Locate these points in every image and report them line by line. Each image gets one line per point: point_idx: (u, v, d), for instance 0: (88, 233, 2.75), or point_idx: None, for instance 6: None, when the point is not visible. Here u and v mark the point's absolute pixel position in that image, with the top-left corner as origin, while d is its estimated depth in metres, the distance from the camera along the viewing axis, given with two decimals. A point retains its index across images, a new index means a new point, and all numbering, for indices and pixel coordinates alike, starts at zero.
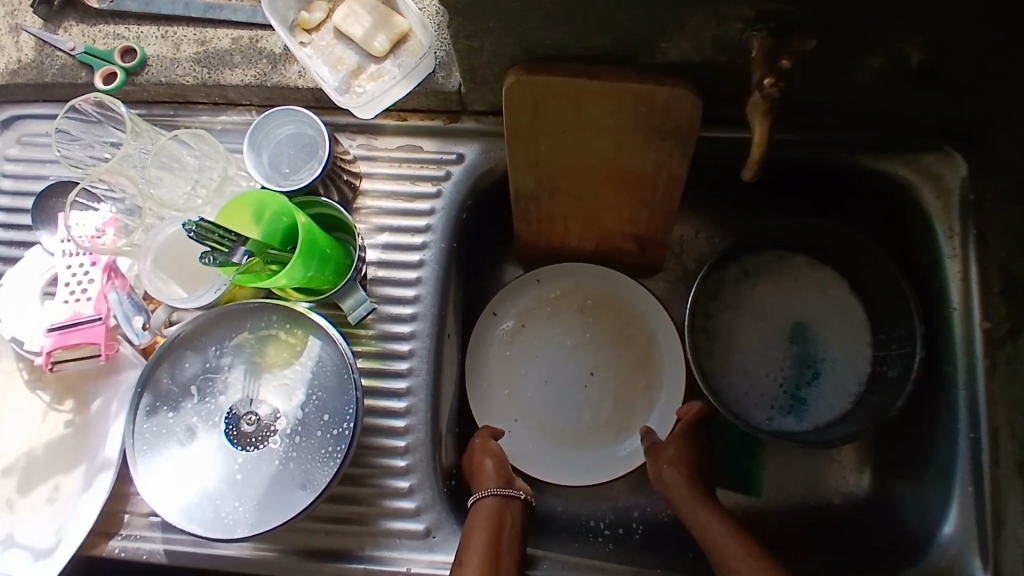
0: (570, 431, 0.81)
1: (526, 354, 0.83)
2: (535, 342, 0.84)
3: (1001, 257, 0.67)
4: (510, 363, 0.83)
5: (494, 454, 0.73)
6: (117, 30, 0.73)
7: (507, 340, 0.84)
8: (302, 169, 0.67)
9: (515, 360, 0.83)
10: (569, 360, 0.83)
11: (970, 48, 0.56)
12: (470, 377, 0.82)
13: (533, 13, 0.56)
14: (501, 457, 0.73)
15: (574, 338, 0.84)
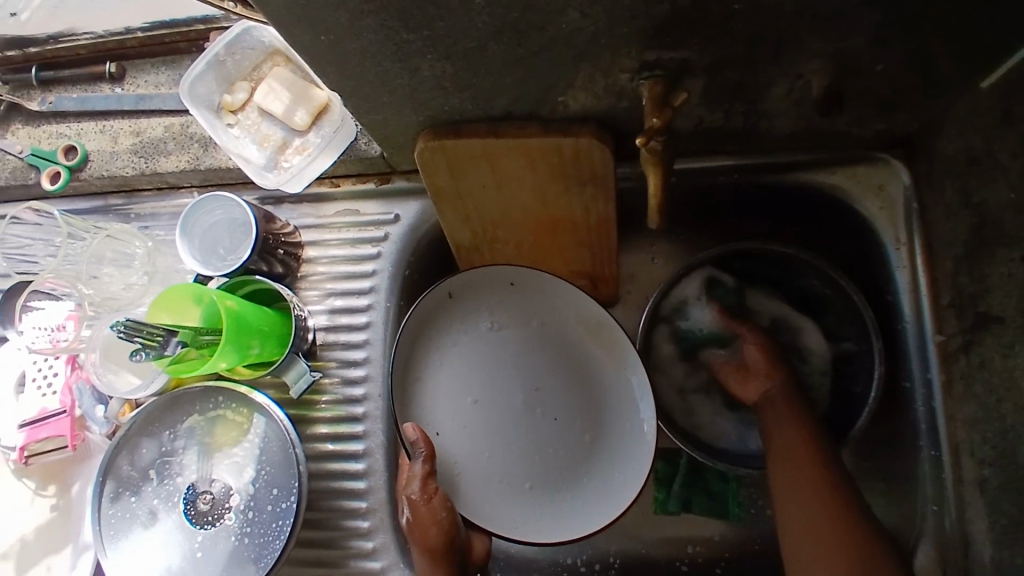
0: (503, 490, 0.68)
1: (458, 385, 0.70)
2: (470, 365, 0.70)
3: (947, 267, 0.64)
4: (444, 393, 0.69)
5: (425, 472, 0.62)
6: (60, 129, 0.76)
7: (433, 370, 0.69)
8: (239, 247, 0.70)
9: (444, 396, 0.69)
10: (527, 401, 0.70)
11: (872, 72, 0.54)
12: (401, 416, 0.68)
13: (420, 87, 0.55)
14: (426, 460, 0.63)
15: (529, 369, 0.70)
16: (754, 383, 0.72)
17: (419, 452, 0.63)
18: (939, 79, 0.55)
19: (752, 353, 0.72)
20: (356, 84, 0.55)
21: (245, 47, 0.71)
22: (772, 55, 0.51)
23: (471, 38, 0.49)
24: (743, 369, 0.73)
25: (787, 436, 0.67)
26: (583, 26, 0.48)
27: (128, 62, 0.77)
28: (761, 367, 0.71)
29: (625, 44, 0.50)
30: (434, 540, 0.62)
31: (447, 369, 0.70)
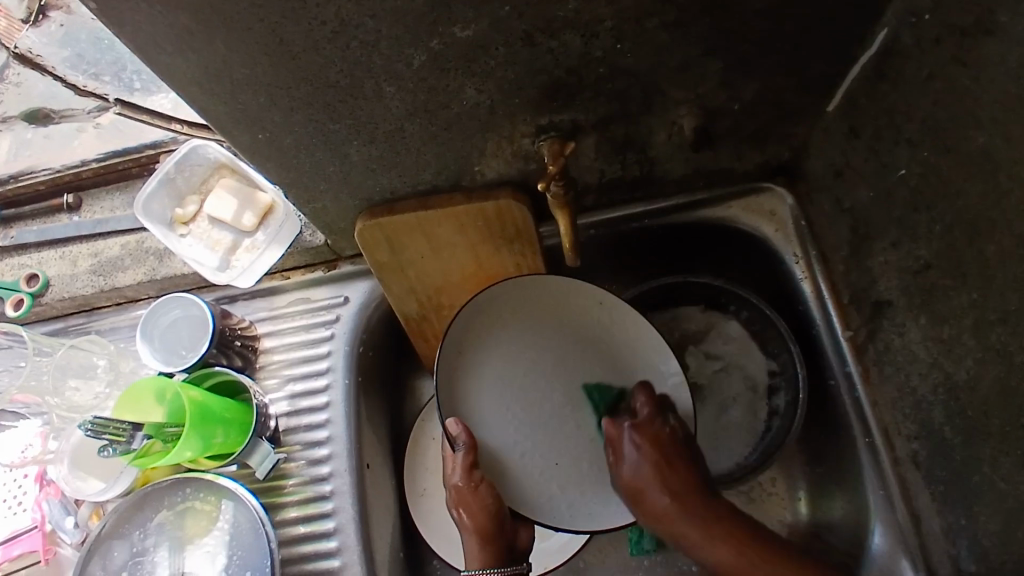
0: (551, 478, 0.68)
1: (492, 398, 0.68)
2: (500, 378, 0.69)
3: (841, 270, 0.71)
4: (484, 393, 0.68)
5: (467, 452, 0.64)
6: (21, 260, 0.81)
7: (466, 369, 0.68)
8: (198, 343, 0.74)
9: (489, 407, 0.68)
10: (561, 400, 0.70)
11: (732, 112, 0.63)
12: (407, 464, 0.85)
13: (351, 171, 0.63)
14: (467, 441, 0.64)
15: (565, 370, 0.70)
16: (648, 441, 0.64)
17: (460, 443, 0.64)
18: (789, 111, 0.65)
19: (609, 429, 0.66)
20: (294, 176, 0.62)
21: (193, 164, 0.78)
22: (645, 105, 0.60)
23: (387, 121, 0.57)
24: (654, 422, 0.65)
25: (634, 479, 0.63)
26: (481, 100, 0.56)
27: (85, 192, 0.83)
28: (676, 455, 0.63)
29: (519, 111, 0.59)
30: (475, 525, 0.63)
31: (480, 370, 0.69)
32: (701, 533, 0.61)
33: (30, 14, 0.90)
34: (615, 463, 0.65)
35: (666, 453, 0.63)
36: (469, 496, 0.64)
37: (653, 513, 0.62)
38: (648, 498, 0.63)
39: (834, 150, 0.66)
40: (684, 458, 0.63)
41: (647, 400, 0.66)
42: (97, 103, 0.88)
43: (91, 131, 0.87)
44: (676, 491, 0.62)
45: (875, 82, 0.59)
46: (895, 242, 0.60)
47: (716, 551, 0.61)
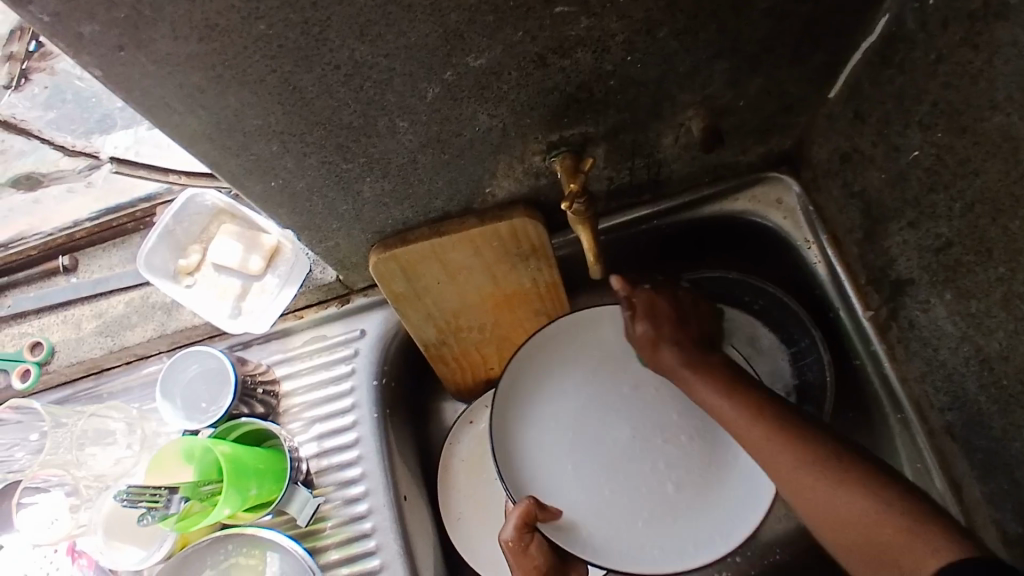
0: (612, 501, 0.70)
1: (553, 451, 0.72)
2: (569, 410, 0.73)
3: (855, 252, 0.72)
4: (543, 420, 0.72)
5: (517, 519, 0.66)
6: (21, 329, 0.79)
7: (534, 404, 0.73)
8: (220, 396, 0.72)
9: (563, 459, 0.72)
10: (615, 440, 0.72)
11: (737, 110, 0.64)
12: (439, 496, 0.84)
13: (364, 207, 0.62)
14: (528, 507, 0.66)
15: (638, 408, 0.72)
16: (643, 311, 0.69)
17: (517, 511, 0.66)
18: (792, 101, 0.65)
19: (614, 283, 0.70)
20: (306, 218, 0.61)
21: (191, 213, 0.77)
22: (654, 111, 0.60)
23: (400, 155, 0.56)
24: (660, 319, 0.69)
25: (666, 342, 0.68)
26: (493, 124, 0.55)
27: (80, 253, 0.80)
28: (694, 335, 0.70)
29: (531, 130, 0.58)
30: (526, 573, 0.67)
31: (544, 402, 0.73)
32: (750, 422, 0.61)
33: (10, 79, 0.82)
34: (633, 301, 0.70)
35: (659, 325, 0.69)
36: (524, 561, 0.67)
37: (721, 413, 0.63)
38: (658, 354, 0.68)
39: (841, 135, 0.67)
40: (689, 324, 0.70)
41: (658, 313, 0.69)
42: (87, 163, 0.85)
43: (85, 192, 0.84)
44: (721, 387, 0.64)
45: (878, 66, 0.59)
46: (913, 222, 0.61)
47: (760, 441, 0.59)
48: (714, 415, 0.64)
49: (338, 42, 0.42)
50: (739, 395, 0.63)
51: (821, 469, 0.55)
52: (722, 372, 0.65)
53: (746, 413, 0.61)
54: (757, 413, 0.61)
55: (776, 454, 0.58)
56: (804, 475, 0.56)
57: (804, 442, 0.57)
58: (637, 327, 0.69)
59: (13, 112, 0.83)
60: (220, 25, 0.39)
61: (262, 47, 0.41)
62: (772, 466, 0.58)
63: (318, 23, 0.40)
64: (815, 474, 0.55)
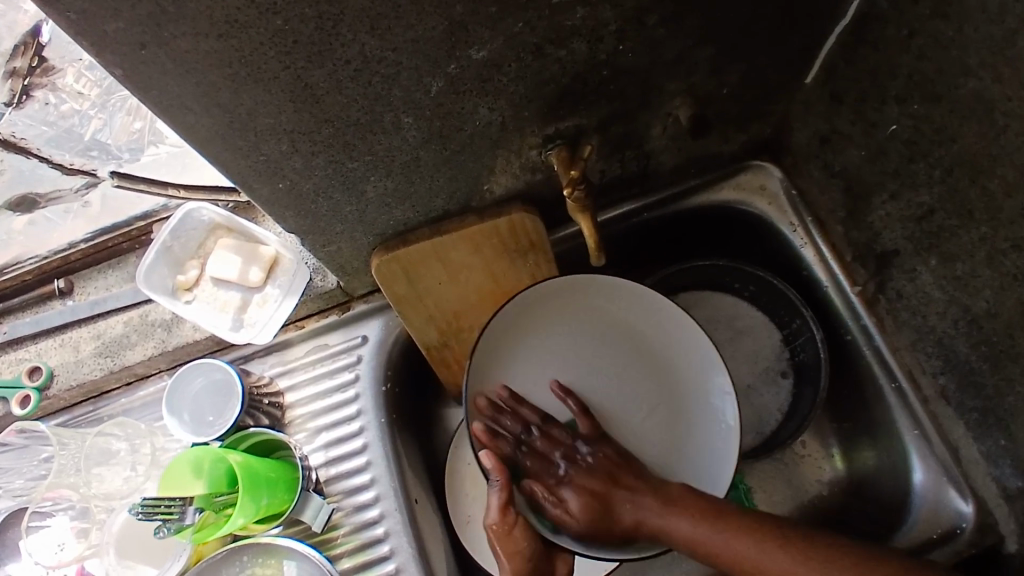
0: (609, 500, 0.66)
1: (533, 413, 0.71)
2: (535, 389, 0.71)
3: (840, 232, 0.75)
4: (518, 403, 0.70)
5: (498, 488, 0.62)
6: (18, 355, 0.78)
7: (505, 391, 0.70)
8: (226, 408, 0.71)
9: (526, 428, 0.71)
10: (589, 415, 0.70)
11: (721, 98, 0.67)
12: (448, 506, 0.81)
13: (368, 207, 0.63)
14: (497, 468, 0.62)
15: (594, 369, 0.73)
16: (568, 489, 0.64)
17: (494, 478, 0.62)
18: (770, 89, 0.69)
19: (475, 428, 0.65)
20: (311, 221, 0.62)
21: (188, 229, 0.77)
22: (644, 101, 0.63)
23: (404, 152, 0.57)
24: (615, 377, 0.70)
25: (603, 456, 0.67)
26: (493, 118, 0.57)
27: (75, 275, 0.80)
28: (564, 436, 0.68)
29: (529, 124, 0.60)
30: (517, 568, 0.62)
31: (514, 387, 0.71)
32: (709, 528, 0.60)
33: (12, 95, 0.81)
34: (501, 448, 0.66)
35: (570, 489, 0.64)
36: (513, 547, 0.62)
37: (672, 530, 0.61)
38: (616, 514, 0.63)
39: (818, 119, 0.70)
40: (570, 438, 0.68)
41: (573, 423, 0.69)
42: (84, 180, 0.83)
43: (79, 211, 0.82)
44: (658, 504, 0.63)
45: (851, 47, 0.63)
46: (894, 193, 0.64)
47: (727, 541, 0.59)
48: (691, 546, 0.60)
49: (351, 36, 0.44)
50: (702, 497, 0.62)
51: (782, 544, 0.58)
52: (688, 497, 0.63)
53: (710, 508, 0.61)
54: (706, 510, 0.61)
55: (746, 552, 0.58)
56: None
57: (809, 548, 0.58)
58: (564, 499, 0.64)
59: (13, 130, 0.81)
60: (239, 21, 0.40)
61: (278, 43, 0.43)
62: (735, 565, 0.59)
63: (332, 18, 0.42)
64: (806, 556, 0.58)
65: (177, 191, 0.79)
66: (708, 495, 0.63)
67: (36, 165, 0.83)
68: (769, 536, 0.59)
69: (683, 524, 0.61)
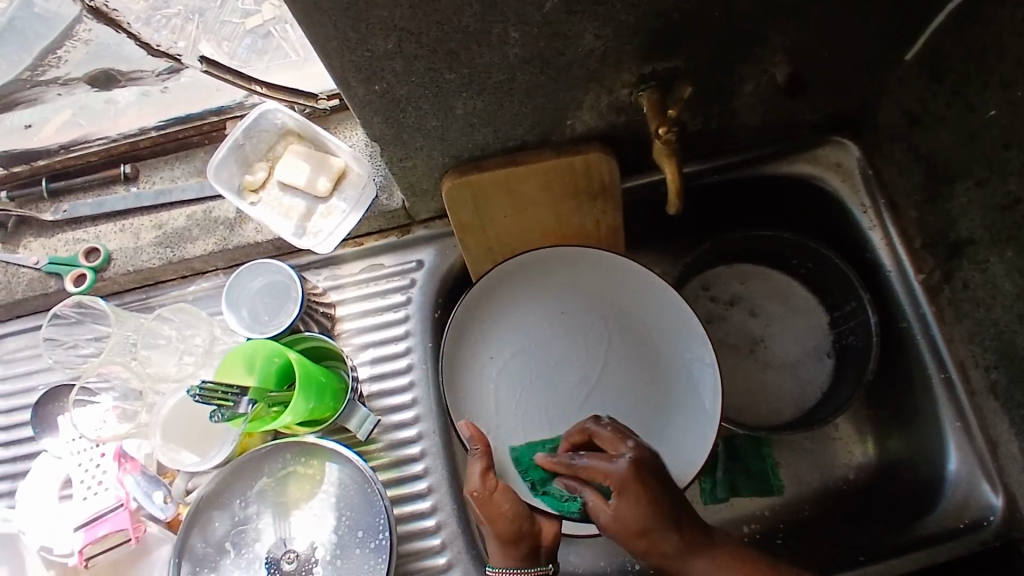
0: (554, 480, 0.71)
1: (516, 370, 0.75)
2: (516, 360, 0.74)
3: (912, 217, 0.74)
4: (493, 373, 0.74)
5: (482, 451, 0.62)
6: (77, 235, 0.79)
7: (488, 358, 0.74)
8: (280, 312, 0.72)
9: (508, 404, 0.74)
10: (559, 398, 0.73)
11: (819, 61, 0.66)
12: None
13: (451, 125, 0.63)
14: (477, 437, 0.62)
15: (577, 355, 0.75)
16: (616, 483, 0.56)
17: (475, 443, 0.62)
18: (869, 60, 0.67)
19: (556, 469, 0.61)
20: (395, 131, 0.62)
21: (260, 131, 0.76)
22: (744, 53, 0.62)
23: (501, 70, 0.57)
24: (619, 435, 0.60)
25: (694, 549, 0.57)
26: (596, 47, 0.56)
27: (141, 163, 0.80)
28: (611, 440, 0.60)
29: (627, 59, 0.59)
30: (503, 530, 0.61)
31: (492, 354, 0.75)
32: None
33: None
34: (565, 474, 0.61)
35: (650, 506, 0.55)
36: (497, 511, 0.61)
37: (684, 568, 0.56)
38: (651, 536, 0.55)
39: (911, 97, 0.69)
40: (666, 494, 0.56)
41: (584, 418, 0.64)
42: (166, 65, 0.77)
43: (157, 97, 0.79)
44: (685, 540, 0.56)
45: (962, 24, 0.61)
46: (981, 180, 0.63)
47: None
48: None
49: None
50: (747, 548, 0.59)
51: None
52: (723, 540, 0.58)
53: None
54: (749, 565, 0.57)
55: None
56: None
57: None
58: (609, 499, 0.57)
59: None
60: None
61: None
62: None
63: None
64: None
65: (260, 88, 0.76)
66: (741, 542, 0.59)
67: (119, 41, 0.75)
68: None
69: (719, 559, 0.57)
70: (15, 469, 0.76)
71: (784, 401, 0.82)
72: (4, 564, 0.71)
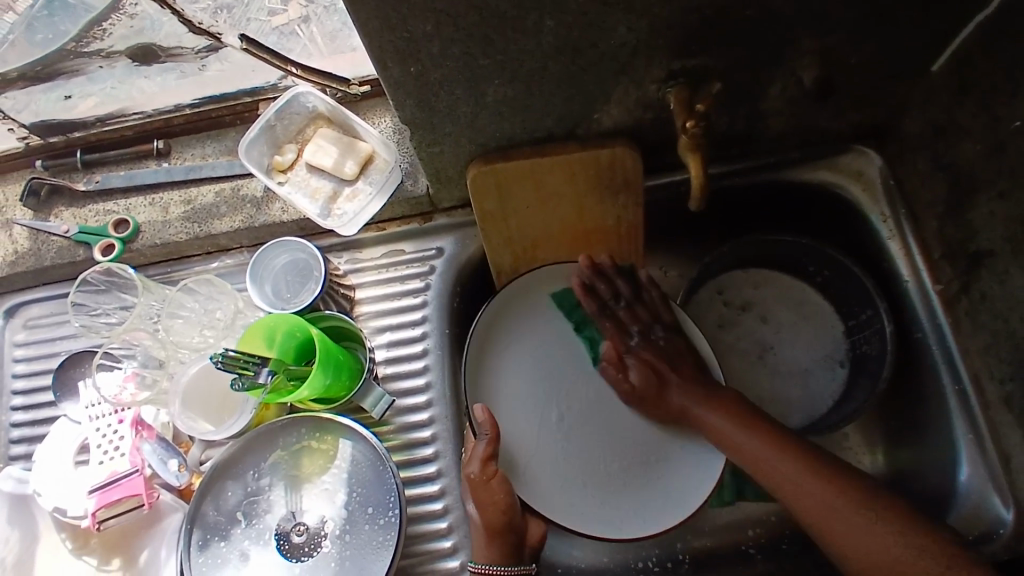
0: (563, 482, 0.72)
1: (512, 393, 0.75)
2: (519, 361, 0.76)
3: (932, 227, 0.74)
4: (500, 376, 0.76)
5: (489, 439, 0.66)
6: (106, 207, 0.80)
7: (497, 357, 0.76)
8: (302, 290, 0.73)
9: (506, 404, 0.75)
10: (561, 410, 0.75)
11: (847, 67, 0.66)
12: None
13: (482, 112, 0.64)
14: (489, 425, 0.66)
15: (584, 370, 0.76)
16: (636, 364, 0.74)
17: (483, 433, 0.66)
18: (896, 68, 0.68)
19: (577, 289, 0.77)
20: (427, 115, 0.63)
21: (292, 113, 0.78)
22: (773, 54, 0.63)
23: (534, 59, 0.58)
24: (636, 312, 0.76)
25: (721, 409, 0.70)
26: (629, 40, 0.58)
27: (174, 139, 0.82)
28: (644, 315, 0.76)
29: (658, 54, 0.60)
30: (491, 517, 0.65)
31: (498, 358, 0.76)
32: (783, 456, 0.66)
33: None
34: (588, 307, 0.77)
35: (658, 376, 0.73)
36: (489, 494, 0.65)
37: (736, 441, 0.68)
38: (667, 399, 0.73)
39: (936, 107, 0.70)
40: (684, 362, 0.74)
41: (619, 318, 0.77)
42: (206, 43, 0.74)
43: (197, 75, 0.78)
44: (748, 417, 0.69)
45: (990, 37, 0.62)
46: (1003, 191, 0.64)
47: (773, 460, 0.66)
48: (718, 440, 0.69)
49: None
50: (790, 436, 0.67)
51: (888, 531, 0.60)
52: (743, 411, 0.69)
53: (766, 440, 0.67)
54: (774, 438, 0.67)
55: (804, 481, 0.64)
56: (806, 505, 0.63)
57: (884, 512, 0.61)
58: (628, 381, 0.74)
59: None
60: None
61: None
62: (836, 542, 0.62)
63: None
64: (861, 506, 0.62)
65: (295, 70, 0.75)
66: (790, 433, 0.68)
67: (170, 22, 0.72)
68: (841, 490, 0.63)
69: (772, 462, 0.66)
70: (33, 432, 0.78)
71: (795, 407, 0.82)
72: (18, 526, 0.73)
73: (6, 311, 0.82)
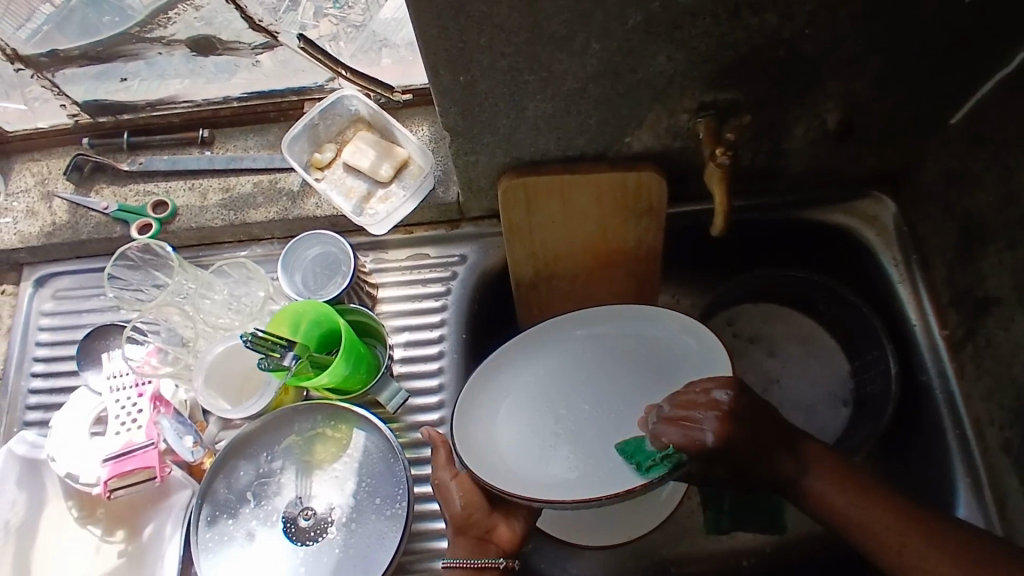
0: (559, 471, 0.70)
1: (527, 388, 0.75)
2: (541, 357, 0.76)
3: (941, 274, 0.77)
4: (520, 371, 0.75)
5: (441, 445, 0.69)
6: (146, 188, 0.83)
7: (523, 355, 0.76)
8: (329, 283, 0.76)
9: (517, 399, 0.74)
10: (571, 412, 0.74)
11: (869, 113, 0.70)
12: None
13: (521, 126, 0.67)
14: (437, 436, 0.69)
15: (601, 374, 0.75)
16: (680, 416, 0.62)
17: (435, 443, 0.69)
18: (916, 119, 0.71)
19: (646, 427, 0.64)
20: (469, 124, 0.66)
21: (335, 114, 0.81)
22: (801, 94, 0.66)
23: (576, 78, 0.61)
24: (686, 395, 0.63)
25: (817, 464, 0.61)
26: (668, 68, 0.61)
27: (218, 129, 0.85)
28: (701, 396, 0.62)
29: (693, 85, 0.64)
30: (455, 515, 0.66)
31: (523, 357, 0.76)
32: (864, 504, 0.58)
33: None
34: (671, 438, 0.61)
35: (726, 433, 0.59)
36: (451, 494, 0.67)
37: (838, 509, 0.59)
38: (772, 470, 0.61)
39: (952, 158, 0.73)
40: (765, 431, 0.61)
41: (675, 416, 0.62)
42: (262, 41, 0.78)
43: (249, 69, 0.81)
44: (860, 492, 0.59)
45: (1007, 95, 0.66)
46: (1012, 242, 0.66)
47: (874, 519, 0.58)
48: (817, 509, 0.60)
49: None
50: (896, 505, 0.58)
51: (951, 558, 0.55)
52: (846, 466, 0.61)
53: (903, 519, 0.57)
54: (909, 522, 0.57)
55: (916, 548, 0.56)
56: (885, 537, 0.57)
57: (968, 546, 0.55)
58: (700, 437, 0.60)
59: None
60: None
61: None
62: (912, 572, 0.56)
63: None
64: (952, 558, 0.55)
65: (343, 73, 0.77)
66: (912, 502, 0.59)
67: (232, 17, 0.75)
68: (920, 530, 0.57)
69: (881, 535, 0.57)
70: (50, 400, 0.80)
71: None
72: (26, 489, 0.74)
73: (38, 280, 0.85)
